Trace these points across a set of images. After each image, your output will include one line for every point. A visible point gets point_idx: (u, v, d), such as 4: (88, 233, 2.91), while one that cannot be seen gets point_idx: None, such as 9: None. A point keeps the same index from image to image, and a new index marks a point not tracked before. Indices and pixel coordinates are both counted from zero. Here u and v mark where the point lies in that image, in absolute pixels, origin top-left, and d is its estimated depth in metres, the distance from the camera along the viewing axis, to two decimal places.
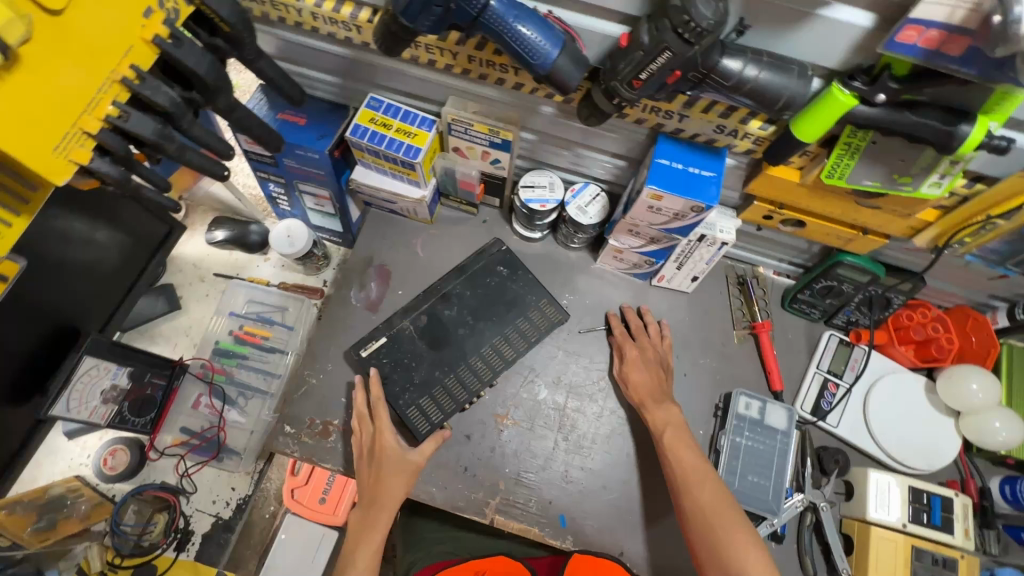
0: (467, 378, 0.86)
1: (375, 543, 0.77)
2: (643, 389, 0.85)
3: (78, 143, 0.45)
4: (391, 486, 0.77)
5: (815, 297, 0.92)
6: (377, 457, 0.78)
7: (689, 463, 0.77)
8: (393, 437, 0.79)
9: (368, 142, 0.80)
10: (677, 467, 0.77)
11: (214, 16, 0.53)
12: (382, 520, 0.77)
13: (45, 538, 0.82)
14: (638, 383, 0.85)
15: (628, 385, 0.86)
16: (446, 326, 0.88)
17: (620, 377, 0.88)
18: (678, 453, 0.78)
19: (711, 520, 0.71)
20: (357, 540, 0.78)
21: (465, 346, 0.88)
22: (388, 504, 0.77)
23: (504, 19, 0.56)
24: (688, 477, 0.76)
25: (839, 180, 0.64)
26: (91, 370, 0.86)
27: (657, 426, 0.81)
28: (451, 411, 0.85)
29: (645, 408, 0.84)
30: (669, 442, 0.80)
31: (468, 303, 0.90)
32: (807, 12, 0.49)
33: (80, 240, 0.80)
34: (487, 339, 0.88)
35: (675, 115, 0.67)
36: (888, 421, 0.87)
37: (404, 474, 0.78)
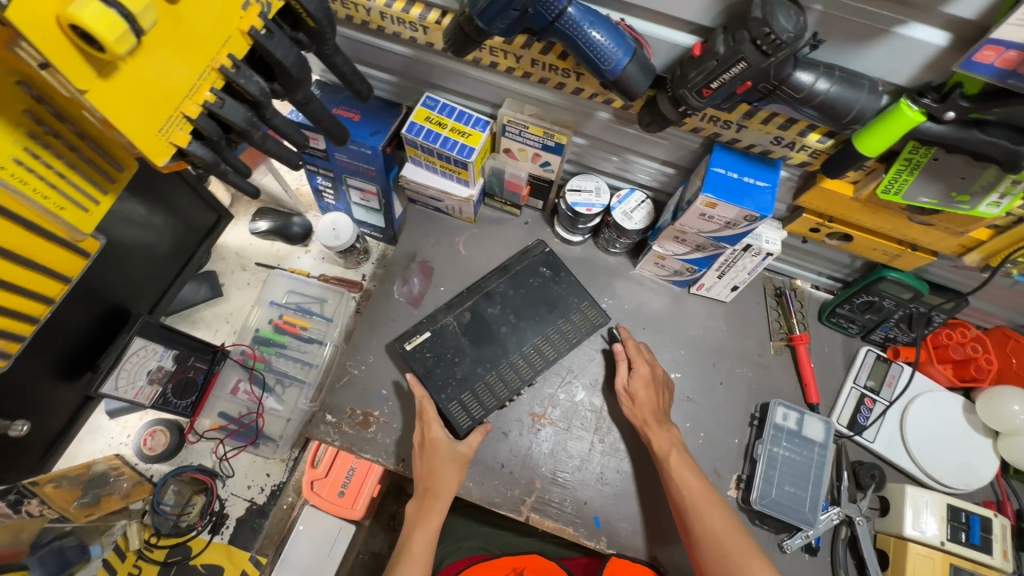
0: (508, 376, 0.87)
1: (432, 527, 0.79)
2: (648, 408, 0.84)
3: (179, 127, 0.47)
4: (443, 477, 0.78)
5: (854, 312, 0.92)
6: (427, 449, 0.79)
7: (698, 488, 0.77)
8: (440, 429, 0.80)
9: (423, 140, 0.81)
10: (687, 493, 0.76)
11: (301, 12, 0.55)
12: (438, 507, 0.79)
13: (89, 513, 0.83)
14: (644, 401, 0.84)
15: (634, 403, 0.85)
16: (489, 324, 0.90)
17: (624, 393, 0.86)
18: (685, 478, 0.78)
19: (725, 545, 0.73)
20: (410, 523, 0.80)
21: (507, 344, 0.89)
22: (441, 494, 0.78)
23: (578, 24, 0.58)
24: (699, 503, 0.76)
25: (895, 196, 0.65)
26: (140, 351, 0.86)
27: (663, 450, 0.80)
28: (492, 407, 0.86)
29: (649, 430, 0.82)
30: (676, 467, 0.79)
31: (511, 302, 0.91)
32: (884, 28, 0.51)
33: (139, 222, 0.81)
34: (528, 338, 0.89)
35: (734, 125, 0.68)
36: (926, 440, 0.87)
37: (454, 465, 0.79)
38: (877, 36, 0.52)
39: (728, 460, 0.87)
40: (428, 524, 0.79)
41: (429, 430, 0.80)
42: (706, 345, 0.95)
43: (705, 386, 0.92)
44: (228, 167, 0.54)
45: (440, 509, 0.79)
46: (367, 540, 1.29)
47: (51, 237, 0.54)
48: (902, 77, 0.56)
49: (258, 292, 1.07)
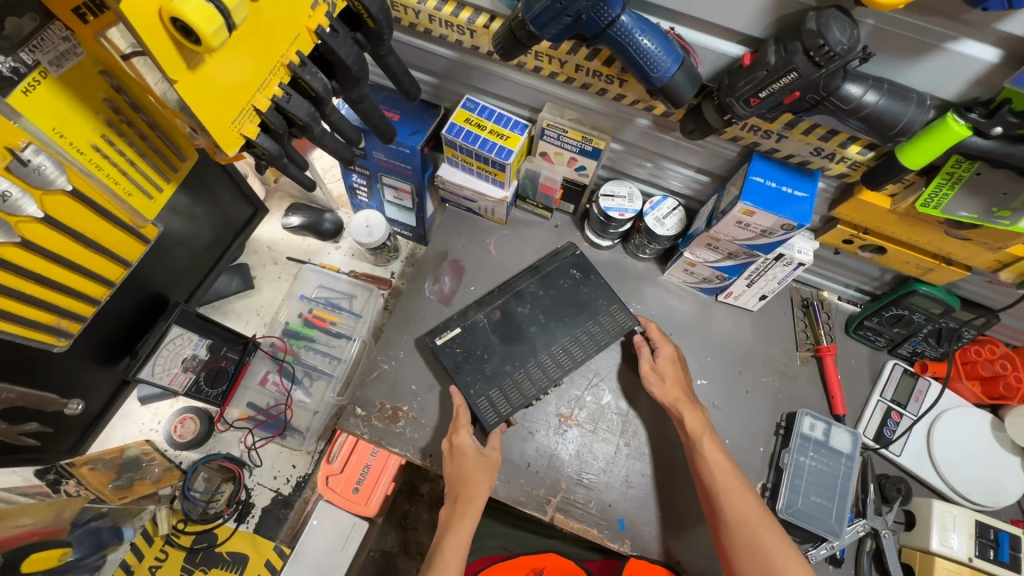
0: (535, 374, 0.88)
1: (465, 531, 0.80)
2: (678, 386, 0.85)
3: (249, 120, 0.49)
4: (475, 483, 0.79)
5: (882, 325, 0.92)
6: (456, 455, 0.80)
7: (728, 471, 0.78)
8: (468, 436, 0.81)
9: (462, 141, 0.83)
10: (717, 476, 0.77)
11: (362, 12, 0.57)
12: (472, 509, 0.80)
13: (122, 496, 0.86)
14: (673, 379, 0.86)
15: (663, 382, 0.86)
16: (519, 322, 0.91)
17: (650, 374, 0.87)
18: (716, 461, 0.78)
19: (753, 528, 0.73)
20: (443, 529, 0.81)
21: (536, 343, 0.90)
22: (475, 497, 0.79)
23: (630, 32, 0.59)
24: (728, 486, 0.76)
25: (934, 210, 0.66)
26: (176, 339, 0.87)
27: (694, 431, 0.81)
28: (519, 405, 0.87)
29: (681, 410, 0.83)
30: (707, 449, 0.79)
31: (542, 302, 0.92)
32: (935, 44, 0.52)
33: (183, 212, 0.82)
34: (557, 339, 0.90)
35: (774, 135, 0.69)
36: (952, 455, 0.87)
37: (484, 470, 0.80)
38: (927, 50, 0.53)
39: (753, 467, 0.87)
40: (461, 527, 0.80)
41: (457, 437, 0.80)
42: (732, 352, 0.95)
43: (731, 394, 0.92)
44: (288, 160, 0.56)
45: (473, 511, 0.80)
46: (380, 537, 1.30)
47: (117, 223, 0.56)
48: (949, 92, 0.56)
49: (288, 286, 1.09)
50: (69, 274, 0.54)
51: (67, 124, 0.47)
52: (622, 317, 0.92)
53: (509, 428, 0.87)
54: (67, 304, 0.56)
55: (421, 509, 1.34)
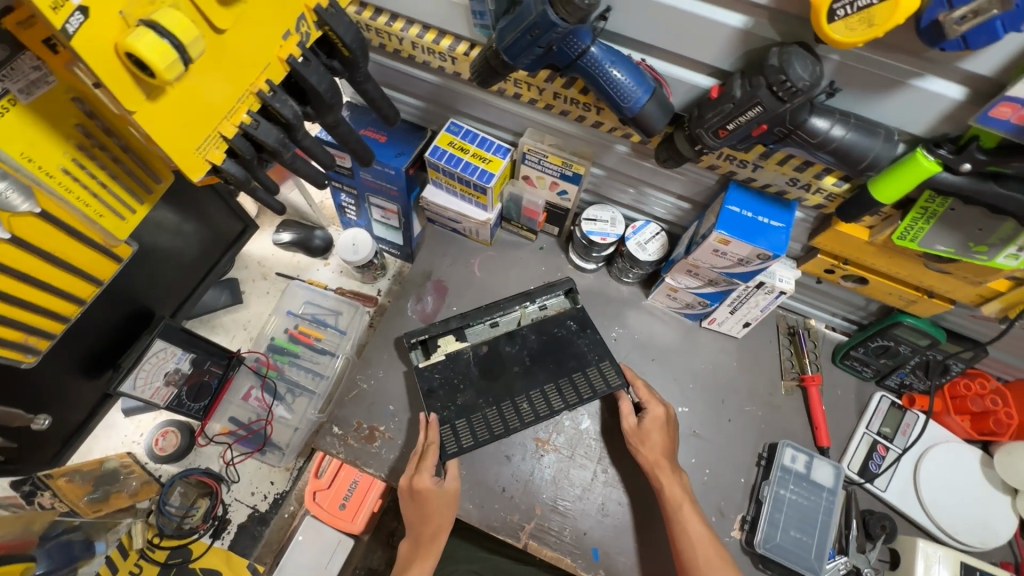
0: (509, 415, 0.86)
1: (426, 569, 0.79)
2: (659, 450, 0.81)
3: (215, 146, 0.49)
4: (437, 520, 0.79)
5: (869, 356, 0.91)
6: (417, 496, 0.78)
7: (712, 550, 0.74)
8: (431, 477, 0.79)
9: (444, 164, 0.84)
10: (700, 552, 0.73)
11: (338, 42, 0.58)
12: (437, 545, 0.80)
13: (97, 509, 0.88)
14: (655, 443, 0.82)
15: (644, 443, 0.82)
16: (503, 361, 0.89)
17: (633, 433, 0.83)
18: (699, 536, 0.75)
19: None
20: (405, 565, 0.81)
21: (514, 385, 0.88)
22: (437, 534, 0.79)
23: (600, 63, 0.60)
24: (710, 562, 0.73)
25: (911, 242, 0.65)
26: (159, 353, 0.88)
27: (675, 499, 0.77)
28: (484, 440, 0.84)
29: (662, 479, 0.79)
30: (689, 521, 0.76)
31: (530, 345, 0.91)
32: (900, 80, 0.52)
33: (169, 229, 0.83)
34: (538, 383, 0.88)
35: (750, 165, 0.69)
36: (940, 493, 0.85)
37: (446, 505, 0.79)
38: (894, 87, 0.53)
39: (734, 500, 0.85)
40: (423, 564, 0.80)
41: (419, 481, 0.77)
42: (715, 380, 0.94)
43: (712, 422, 0.91)
44: (258, 183, 0.57)
45: (437, 549, 0.80)
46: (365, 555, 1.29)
47: (87, 242, 0.57)
48: (919, 127, 0.56)
49: (276, 302, 1.10)
50: (35, 291, 0.54)
51: (36, 148, 0.47)
52: (612, 376, 0.88)
53: (486, 452, 0.86)
54: (34, 322, 0.56)
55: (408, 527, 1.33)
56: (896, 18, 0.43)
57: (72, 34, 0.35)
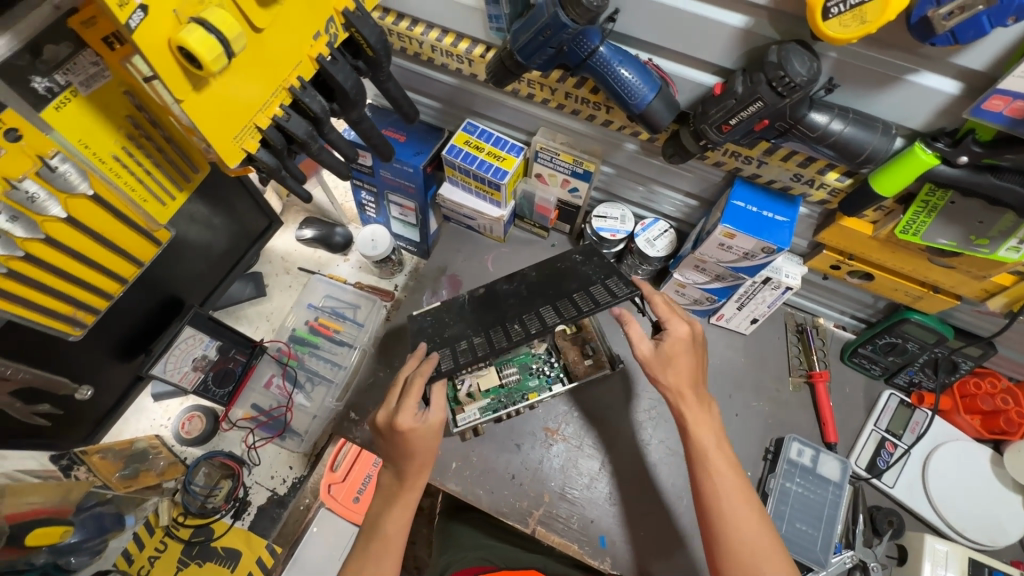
0: (499, 340, 0.78)
1: (406, 508, 0.75)
2: (686, 377, 0.76)
3: (251, 136, 0.54)
4: (421, 452, 0.75)
5: (877, 353, 0.91)
6: (399, 434, 0.73)
7: (736, 491, 0.68)
8: (412, 415, 0.73)
9: (461, 161, 0.88)
10: (725, 506, 0.67)
11: (363, 42, 0.62)
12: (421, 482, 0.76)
13: (128, 485, 0.93)
14: (679, 369, 0.76)
15: (668, 368, 0.76)
16: (497, 297, 0.85)
17: (654, 357, 0.77)
18: (723, 475, 0.69)
19: (758, 559, 0.64)
20: (384, 505, 0.76)
21: (507, 313, 0.82)
22: (424, 465, 0.76)
23: (608, 63, 0.63)
24: (735, 508, 0.67)
25: (913, 236, 0.66)
26: (188, 339, 0.93)
27: (698, 431, 0.73)
28: (463, 363, 0.77)
29: (686, 417, 0.74)
30: (715, 464, 0.70)
31: (528, 279, 0.86)
32: (896, 76, 0.54)
33: (200, 222, 0.88)
34: (532, 308, 0.82)
35: (755, 161, 0.71)
36: (948, 490, 0.85)
37: (432, 437, 0.75)
38: (890, 82, 0.55)
39: None
40: (405, 502, 0.75)
41: (400, 421, 0.72)
42: (723, 375, 0.95)
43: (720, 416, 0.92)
44: (288, 173, 0.61)
45: (421, 484, 0.76)
46: None
47: (132, 225, 0.61)
48: (917, 122, 0.58)
49: (297, 295, 1.15)
50: (87, 269, 0.58)
51: (91, 135, 0.52)
52: (619, 288, 0.78)
53: (495, 440, 0.89)
54: (86, 299, 0.61)
55: (419, 522, 1.36)
56: (887, 15, 0.46)
57: (134, 28, 0.40)
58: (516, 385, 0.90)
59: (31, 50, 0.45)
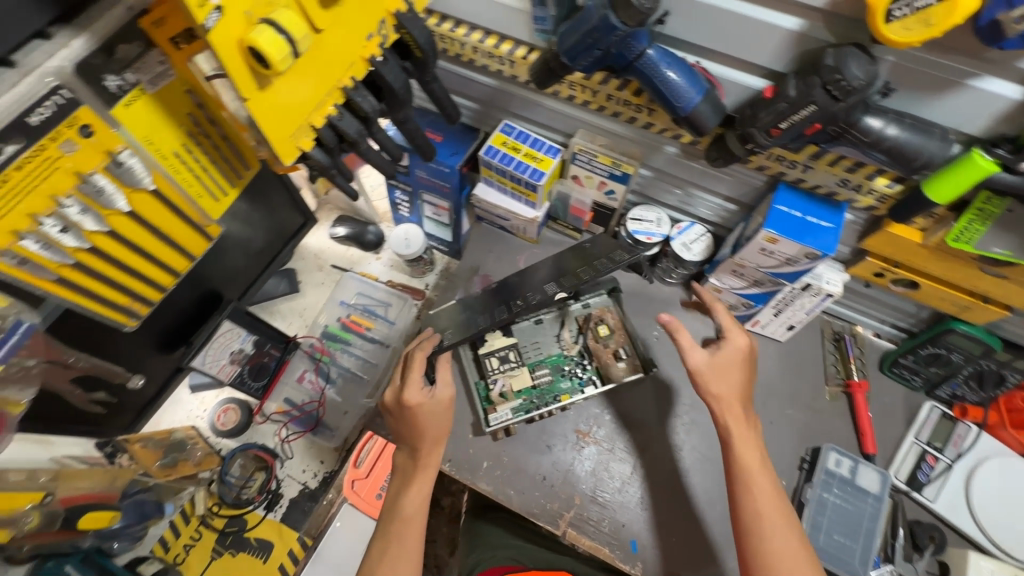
0: (499, 312, 0.88)
1: (424, 486, 0.81)
2: (737, 388, 0.78)
3: (305, 135, 0.55)
4: (433, 428, 0.83)
5: (919, 364, 0.89)
6: (408, 409, 0.82)
7: (771, 498, 0.70)
8: (419, 392, 0.83)
9: (498, 162, 0.88)
10: (766, 522, 0.68)
11: (412, 43, 0.63)
12: (434, 458, 0.83)
13: (167, 474, 0.95)
14: (727, 379, 0.78)
15: (716, 377, 0.79)
16: (511, 287, 0.95)
17: (707, 365, 0.80)
18: (760, 481, 0.71)
19: (787, 564, 0.65)
20: (402, 486, 0.82)
21: (516, 292, 0.91)
22: (436, 442, 0.83)
23: (656, 64, 0.62)
24: (769, 514, 0.69)
25: (965, 244, 0.64)
26: (227, 333, 0.99)
27: (743, 440, 0.74)
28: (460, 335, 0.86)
29: (732, 430, 0.75)
30: (755, 470, 0.72)
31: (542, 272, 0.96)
32: (956, 81, 0.53)
33: (241, 219, 0.91)
34: (539, 286, 0.91)
35: (800, 165, 0.70)
36: (993, 506, 0.83)
37: (440, 412, 0.83)
38: (950, 87, 0.54)
39: None
40: (422, 480, 0.82)
41: (408, 395, 0.81)
42: (758, 382, 0.94)
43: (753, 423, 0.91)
44: (338, 172, 0.63)
45: (434, 461, 0.82)
46: None
47: (186, 219, 0.63)
48: (976, 127, 0.57)
49: (330, 292, 1.16)
50: (143, 261, 0.60)
51: (157, 134, 0.54)
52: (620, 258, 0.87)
53: (526, 441, 0.89)
54: (141, 289, 0.63)
55: (441, 522, 1.36)
56: (954, 19, 0.45)
57: (210, 29, 0.41)
58: (548, 386, 0.93)
59: (105, 50, 0.47)
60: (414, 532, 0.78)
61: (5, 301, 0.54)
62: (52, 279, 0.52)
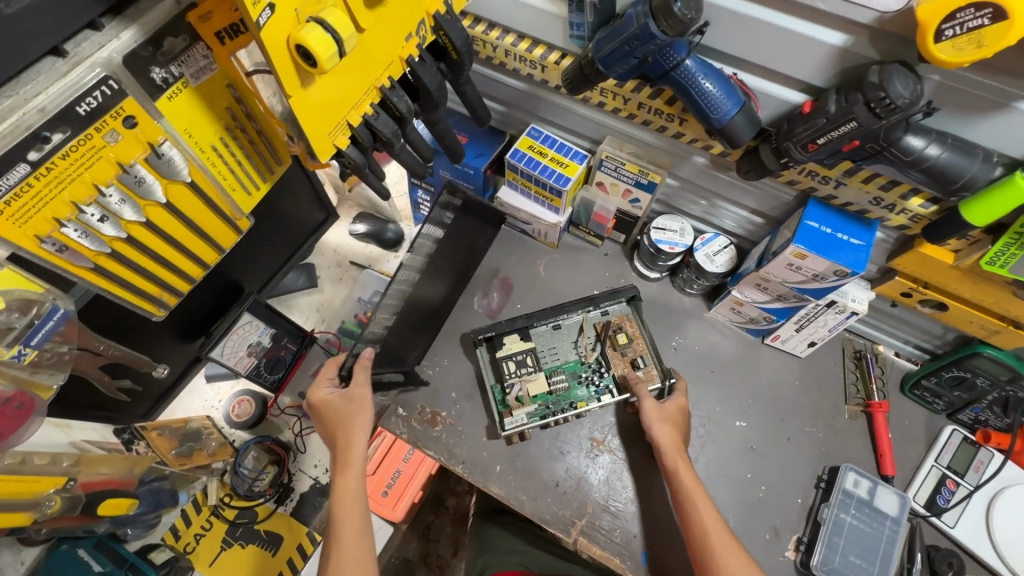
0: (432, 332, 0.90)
1: (351, 486, 0.77)
2: (675, 431, 0.82)
3: (342, 134, 0.55)
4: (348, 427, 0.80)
5: (941, 387, 0.87)
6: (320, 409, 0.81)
7: (723, 533, 0.73)
8: (325, 391, 0.82)
9: (524, 165, 0.87)
10: (713, 537, 0.72)
11: (448, 44, 0.62)
12: (352, 456, 0.79)
13: (182, 463, 0.96)
14: (670, 428, 0.82)
15: (663, 422, 0.82)
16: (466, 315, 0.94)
17: (656, 412, 0.83)
18: (709, 516, 0.74)
19: None
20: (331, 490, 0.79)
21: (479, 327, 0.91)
22: (349, 440, 0.79)
23: (692, 75, 0.62)
24: (724, 546, 0.71)
25: (1000, 268, 0.63)
26: (245, 326, 0.94)
27: (686, 479, 0.77)
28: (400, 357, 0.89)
29: (678, 461, 0.79)
30: (702, 506, 0.75)
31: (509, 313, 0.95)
32: (1003, 103, 0.52)
33: (265, 211, 0.90)
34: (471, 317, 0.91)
35: (833, 181, 0.69)
36: (1014, 535, 0.81)
37: (355, 407, 0.80)
38: (996, 109, 0.53)
39: (789, 519, 0.85)
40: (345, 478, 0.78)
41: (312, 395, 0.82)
42: (775, 397, 0.93)
43: (771, 439, 0.90)
44: (370, 171, 0.63)
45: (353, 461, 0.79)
46: (402, 544, 1.33)
47: (219, 213, 0.64)
48: (1020, 150, 0.56)
49: (349, 288, 1.17)
50: (178, 254, 0.62)
51: (195, 126, 0.55)
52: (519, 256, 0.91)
53: (540, 446, 0.89)
54: (170, 280, 0.64)
55: (445, 522, 1.36)
56: (1006, 40, 0.44)
57: (263, 26, 0.41)
58: (564, 393, 0.90)
59: (153, 43, 0.47)
60: (354, 526, 0.75)
61: (41, 288, 0.55)
62: (88, 267, 0.53)
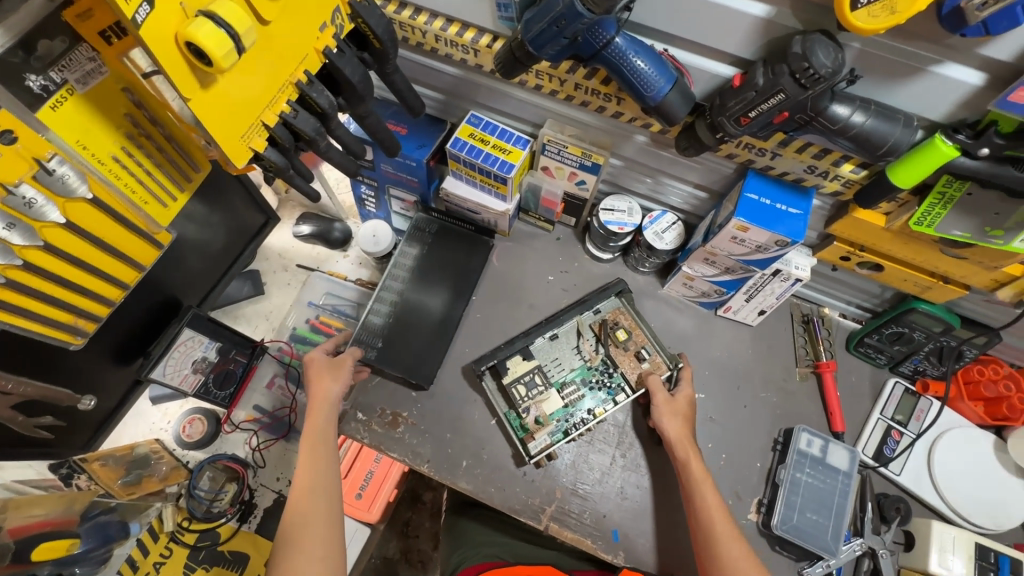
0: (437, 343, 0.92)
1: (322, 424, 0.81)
2: (683, 421, 0.84)
3: (258, 135, 0.52)
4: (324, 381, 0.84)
5: (883, 342, 0.91)
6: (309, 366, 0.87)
7: (718, 513, 0.75)
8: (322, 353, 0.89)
9: (465, 155, 0.85)
10: (718, 525, 0.74)
11: (369, 33, 0.59)
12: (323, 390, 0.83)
13: (131, 492, 0.89)
14: (679, 424, 0.83)
15: (673, 415, 0.84)
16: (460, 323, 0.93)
17: (665, 404, 0.85)
18: (711, 500, 0.76)
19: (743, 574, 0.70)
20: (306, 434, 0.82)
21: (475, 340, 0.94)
22: (327, 391, 0.84)
23: (623, 53, 0.61)
24: (726, 533, 0.73)
25: (927, 228, 0.65)
26: (187, 341, 0.89)
27: (694, 472, 0.79)
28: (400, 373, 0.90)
29: (687, 453, 0.81)
30: (705, 490, 0.77)
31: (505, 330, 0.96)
32: (920, 67, 0.53)
33: (199, 222, 0.85)
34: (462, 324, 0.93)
35: (769, 153, 0.70)
36: (955, 476, 0.86)
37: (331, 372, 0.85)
38: (913, 73, 0.54)
39: (750, 483, 0.87)
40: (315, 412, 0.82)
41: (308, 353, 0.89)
42: (730, 367, 0.95)
43: (729, 408, 0.92)
44: (294, 172, 0.60)
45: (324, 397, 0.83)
46: (381, 544, 1.32)
47: (133, 230, 0.60)
48: (937, 113, 0.58)
49: (298, 292, 1.12)
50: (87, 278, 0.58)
51: (90, 136, 0.51)
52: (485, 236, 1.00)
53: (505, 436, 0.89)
54: (83, 304, 0.60)
55: (423, 518, 1.35)
56: (916, 6, 0.45)
57: (141, 23, 0.38)
58: (578, 403, 0.88)
59: (24, 47, 0.43)
60: (321, 467, 0.77)
61: None
62: None
